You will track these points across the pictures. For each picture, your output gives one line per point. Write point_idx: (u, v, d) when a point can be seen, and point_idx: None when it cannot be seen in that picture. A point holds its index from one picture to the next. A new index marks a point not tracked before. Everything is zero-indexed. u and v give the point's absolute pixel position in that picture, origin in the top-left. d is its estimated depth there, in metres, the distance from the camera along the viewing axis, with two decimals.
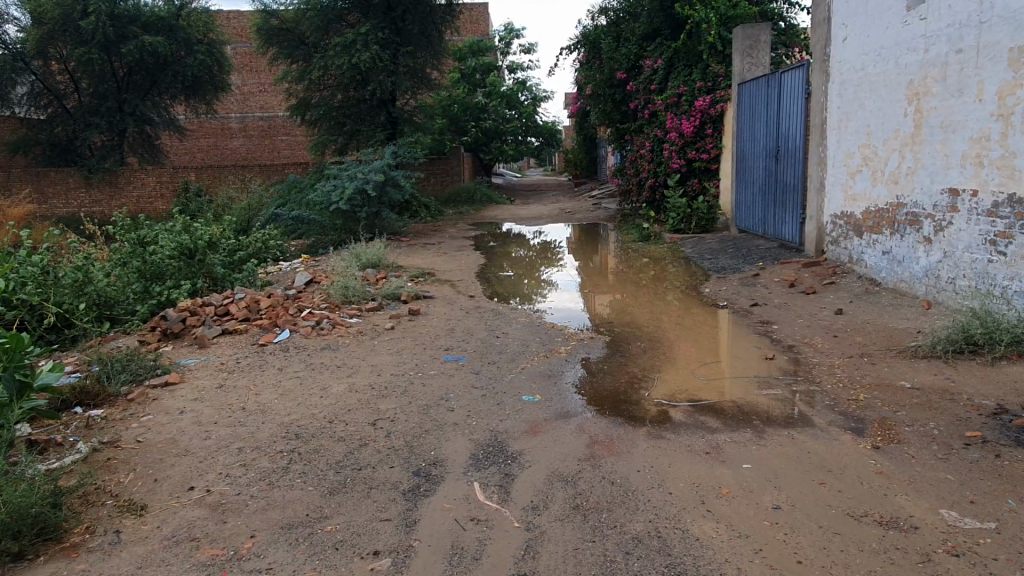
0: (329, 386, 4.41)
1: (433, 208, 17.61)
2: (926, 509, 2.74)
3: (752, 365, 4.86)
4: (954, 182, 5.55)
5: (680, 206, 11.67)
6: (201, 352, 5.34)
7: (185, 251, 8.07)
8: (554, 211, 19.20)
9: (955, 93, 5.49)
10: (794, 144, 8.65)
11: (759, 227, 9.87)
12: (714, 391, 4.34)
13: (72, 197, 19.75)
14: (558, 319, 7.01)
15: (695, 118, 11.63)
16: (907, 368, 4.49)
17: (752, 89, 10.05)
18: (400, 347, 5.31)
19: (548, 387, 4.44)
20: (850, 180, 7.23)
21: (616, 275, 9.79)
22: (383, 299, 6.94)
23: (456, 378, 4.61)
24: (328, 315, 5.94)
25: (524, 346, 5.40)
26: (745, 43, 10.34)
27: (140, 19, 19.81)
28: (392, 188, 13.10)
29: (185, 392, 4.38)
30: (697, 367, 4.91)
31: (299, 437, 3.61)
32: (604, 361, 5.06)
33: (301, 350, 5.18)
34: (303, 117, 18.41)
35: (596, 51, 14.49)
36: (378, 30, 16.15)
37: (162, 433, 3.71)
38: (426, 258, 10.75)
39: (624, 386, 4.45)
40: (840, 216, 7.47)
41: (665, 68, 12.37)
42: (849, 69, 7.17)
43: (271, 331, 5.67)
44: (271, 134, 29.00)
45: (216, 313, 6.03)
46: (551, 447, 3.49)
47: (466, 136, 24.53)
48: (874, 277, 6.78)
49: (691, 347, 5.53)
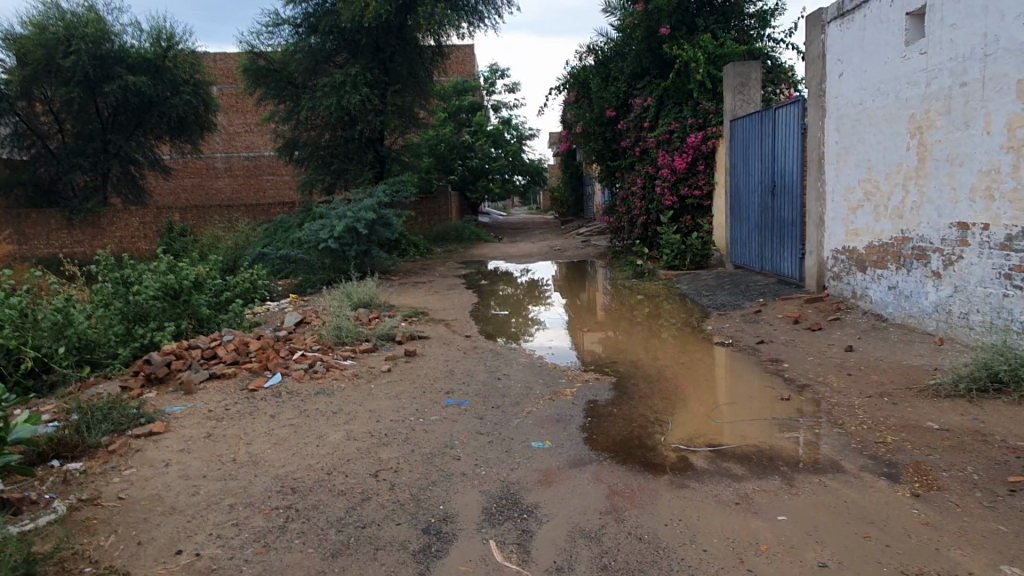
0: (326, 434, 4.14)
1: (421, 246, 17.47)
2: (985, 565, 2.53)
3: (768, 406, 4.66)
4: (962, 216, 5.46)
5: (674, 243, 11.56)
6: (186, 398, 5.05)
7: (170, 291, 7.84)
8: (543, 248, 19.14)
9: (961, 126, 5.44)
10: (790, 179, 8.59)
11: (756, 263, 9.77)
12: (734, 434, 4.11)
13: (54, 238, 19.47)
14: (556, 359, 6.82)
15: (688, 154, 11.68)
16: (930, 407, 4.31)
17: (745, 125, 10.05)
18: (398, 391, 5.05)
19: (557, 432, 4.20)
20: (851, 215, 7.14)
21: (610, 313, 9.61)
22: (377, 340, 6.70)
23: (459, 423, 4.37)
24: (321, 357, 5.69)
25: (527, 389, 5.17)
26: (736, 81, 10.37)
27: (125, 60, 19.73)
28: (381, 226, 12.95)
29: (170, 441, 4.10)
30: (710, 409, 4.68)
31: (295, 491, 3.34)
32: (612, 404, 4.84)
33: (294, 395, 4.91)
34: (289, 157, 18.33)
35: (584, 91, 14.52)
36: (366, 71, 16.17)
37: (146, 489, 3.43)
38: (416, 297, 10.52)
39: (638, 431, 4.21)
40: (842, 251, 7.36)
41: (655, 106, 12.38)
42: (846, 104, 7.15)
43: (261, 374, 5.39)
44: (256, 174, 28.93)
45: (203, 356, 5.76)
46: (568, 499, 3.25)
47: (453, 174, 24.52)
48: (880, 312, 6.65)
49: (701, 387, 5.31)
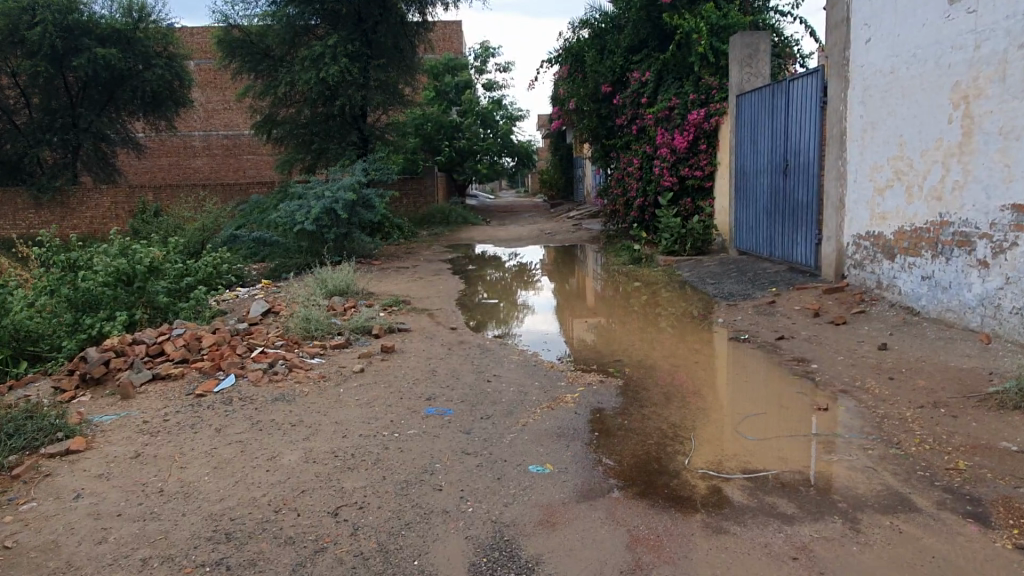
0: (280, 455, 3.42)
1: (406, 229, 16.63)
2: None
3: (803, 418, 3.97)
4: (1017, 197, 4.79)
5: (673, 226, 10.82)
6: (121, 405, 4.29)
7: (123, 277, 7.03)
8: (532, 232, 18.44)
9: (1018, 94, 4.76)
10: (805, 158, 7.88)
11: (764, 248, 9.08)
12: (771, 455, 3.43)
13: (20, 217, 18.55)
14: (545, 352, 6.13)
15: (689, 132, 10.93)
16: (998, 422, 3.64)
17: (753, 101, 9.34)
18: (371, 397, 4.33)
19: (559, 452, 3.51)
20: (878, 197, 6.45)
21: (605, 300, 8.93)
22: (350, 333, 5.96)
23: (442, 440, 3.65)
24: (284, 356, 4.93)
25: (521, 395, 4.45)
26: (744, 53, 9.65)
27: (94, 32, 18.68)
28: (362, 207, 12.19)
29: (91, 464, 3.36)
30: (736, 421, 3.98)
31: (230, 538, 2.62)
32: (621, 413, 4.14)
33: (247, 403, 4.16)
34: (268, 135, 17.43)
35: (578, 64, 13.64)
36: (347, 42, 15.28)
37: (43, 533, 2.71)
38: (398, 284, 9.78)
39: (654, 451, 3.52)
40: (865, 236, 6.68)
41: (654, 81, 11.60)
42: (874, 73, 6.44)
43: (212, 376, 4.63)
44: (235, 153, 27.91)
45: (148, 354, 5.00)
46: (579, 550, 2.56)
47: (440, 155, 23.69)
48: (912, 305, 5.99)
49: (720, 392, 4.61)
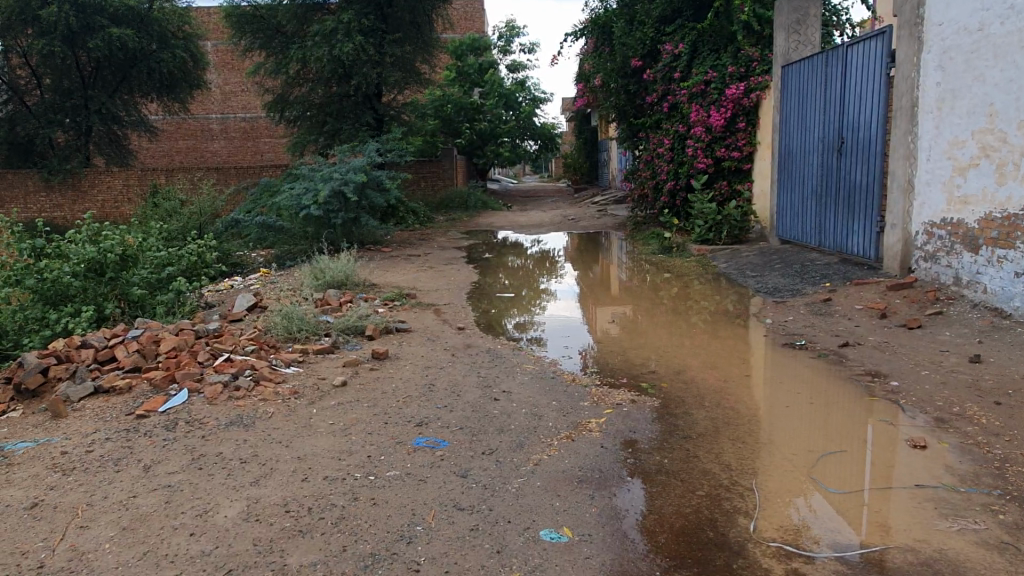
0: (216, 509, 2.62)
1: (422, 215, 15.81)
2: None
3: (894, 460, 3.09)
4: None
5: (708, 212, 9.79)
6: (48, 427, 3.53)
7: (95, 267, 6.27)
8: (555, 217, 17.52)
9: None
10: (866, 134, 6.88)
11: (813, 236, 8.12)
12: (866, 523, 2.56)
13: (32, 201, 17.99)
14: (555, 349, 5.29)
15: (726, 109, 9.90)
16: None
17: (801, 70, 8.35)
18: (348, 421, 3.52)
19: (578, 507, 2.67)
20: (957, 177, 5.47)
21: (629, 290, 8.03)
22: (338, 334, 5.14)
23: (430, 487, 2.83)
24: (252, 364, 4.12)
25: (535, 419, 3.62)
26: (791, 18, 8.66)
27: (107, 10, 17.84)
28: (373, 189, 11.36)
29: None
30: (806, 462, 3.10)
31: None
32: (658, 447, 3.29)
33: (195, 429, 3.37)
34: (280, 116, 16.64)
35: (605, 36, 12.56)
36: (361, 17, 14.42)
37: None
38: (405, 274, 8.94)
39: (705, 510, 2.66)
40: (940, 225, 5.71)
41: (688, 53, 10.60)
42: (955, 32, 5.45)
43: (162, 392, 3.84)
44: (253, 136, 27.27)
45: (96, 360, 4.23)
46: None
47: (461, 138, 22.75)
48: (1000, 306, 5.03)
49: (778, 414, 3.73)
